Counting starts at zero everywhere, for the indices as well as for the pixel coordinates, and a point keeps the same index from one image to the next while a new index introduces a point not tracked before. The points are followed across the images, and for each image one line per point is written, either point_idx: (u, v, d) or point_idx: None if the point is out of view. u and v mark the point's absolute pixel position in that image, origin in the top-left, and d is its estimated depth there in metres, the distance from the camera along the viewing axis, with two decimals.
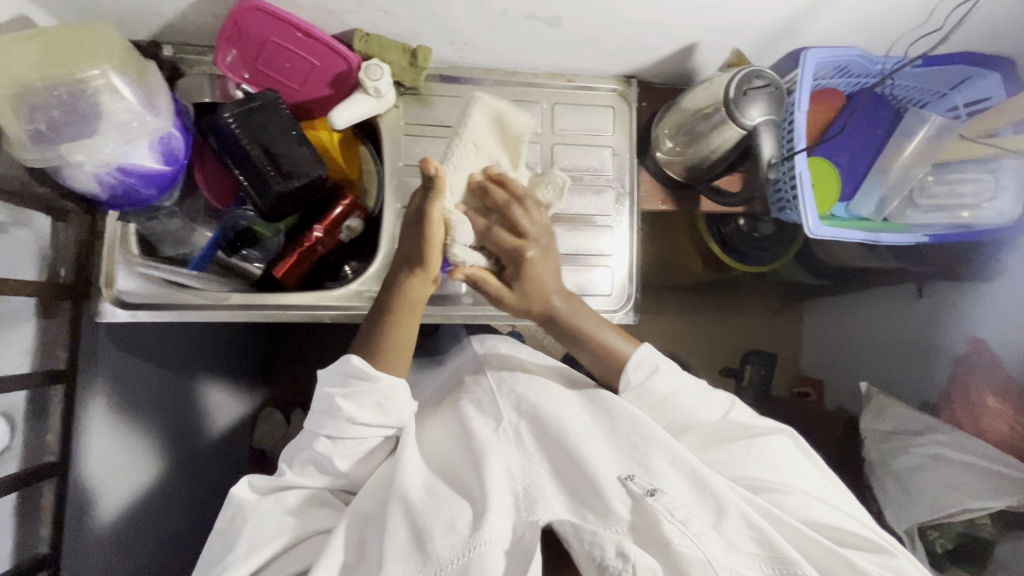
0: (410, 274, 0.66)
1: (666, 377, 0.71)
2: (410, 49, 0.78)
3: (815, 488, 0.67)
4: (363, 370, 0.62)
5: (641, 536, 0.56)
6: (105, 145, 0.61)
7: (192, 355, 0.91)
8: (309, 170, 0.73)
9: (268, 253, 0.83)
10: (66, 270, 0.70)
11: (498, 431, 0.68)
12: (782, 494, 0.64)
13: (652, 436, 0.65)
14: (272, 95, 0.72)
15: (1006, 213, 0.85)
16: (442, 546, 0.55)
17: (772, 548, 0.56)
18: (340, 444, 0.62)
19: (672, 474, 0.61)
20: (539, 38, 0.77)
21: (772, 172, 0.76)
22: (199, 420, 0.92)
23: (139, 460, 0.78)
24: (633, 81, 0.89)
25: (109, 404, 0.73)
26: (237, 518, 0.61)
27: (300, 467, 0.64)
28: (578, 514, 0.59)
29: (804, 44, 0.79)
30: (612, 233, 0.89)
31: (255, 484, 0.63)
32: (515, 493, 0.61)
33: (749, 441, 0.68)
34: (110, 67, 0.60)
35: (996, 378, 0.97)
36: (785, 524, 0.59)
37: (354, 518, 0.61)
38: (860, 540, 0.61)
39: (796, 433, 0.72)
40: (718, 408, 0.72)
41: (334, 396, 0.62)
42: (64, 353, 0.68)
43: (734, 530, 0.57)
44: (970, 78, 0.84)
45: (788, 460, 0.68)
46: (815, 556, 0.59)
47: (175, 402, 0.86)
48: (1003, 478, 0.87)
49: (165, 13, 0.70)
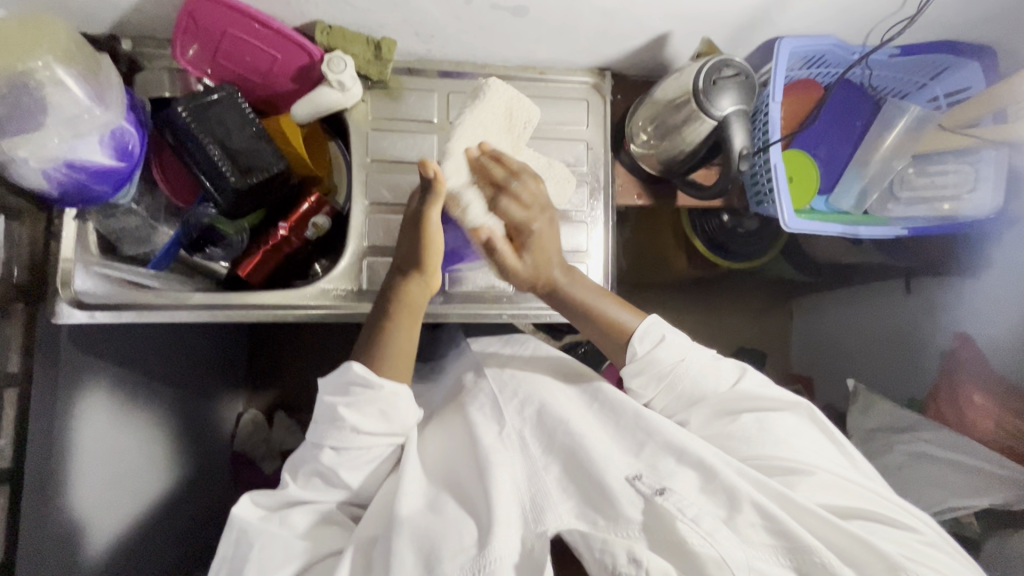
0: (408, 279, 0.69)
1: (673, 347, 0.69)
2: (375, 40, 0.76)
3: (827, 460, 0.64)
4: (366, 378, 0.61)
5: (656, 539, 0.54)
6: (50, 140, 0.59)
7: (175, 360, 0.89)
8: (270, 166, 0.72)
9: (231, 252, 0.79)
10: (20, 271, 0.68)
11: (503, 438, 0.65)
12: (799, 474, 0.61)
13: (658, 425, 0.64)
14: (231, 89, 0.71)
15: (987, 204, 0.83)
16: (451, 568, 0.54)
17: (787, 536, 0.54)
18: (343, 455, 0.62)
19: (680, 470, 0.59)
20: (507, 29, 0.75)
21: (744, 165, 0.74)
22: (179, 430, 0.89)
23: (120, 483, 0.75)
24: (608, 73, 0.87)
25: (77, 408, 0.70)
26: (241, 544, 0.58)
27: (306, 479, 0.63)
28: (588, 521, 0.56)
29: (778, 33, 0.77)
30: (587, 229, 0.87)
31: (257, 502, 0.62)
32: (522, 505, 0.58)
33: (761, 415, 0.66)
34: (54, 59, 0.58)
35: (983, 375, 0.95)
36: (804, 509, 0.56)
37: (361, 543, 0.59)
38: (876, 513, 0.59)
39: (815, 407, 0.68)
40: (729, 375, 0.70)
41: (337, 406, 0.61)
42: (16, 353, 0.64)
43: (746, 522, 0.55)
44: (949, 67, 0.82)
45: (801, 435, 0.65)
46: (835, 541, 0.55)
47: (154, 414, 0.83)
48: (992, 477, 0.85)
49: (120, 5, 0.68)
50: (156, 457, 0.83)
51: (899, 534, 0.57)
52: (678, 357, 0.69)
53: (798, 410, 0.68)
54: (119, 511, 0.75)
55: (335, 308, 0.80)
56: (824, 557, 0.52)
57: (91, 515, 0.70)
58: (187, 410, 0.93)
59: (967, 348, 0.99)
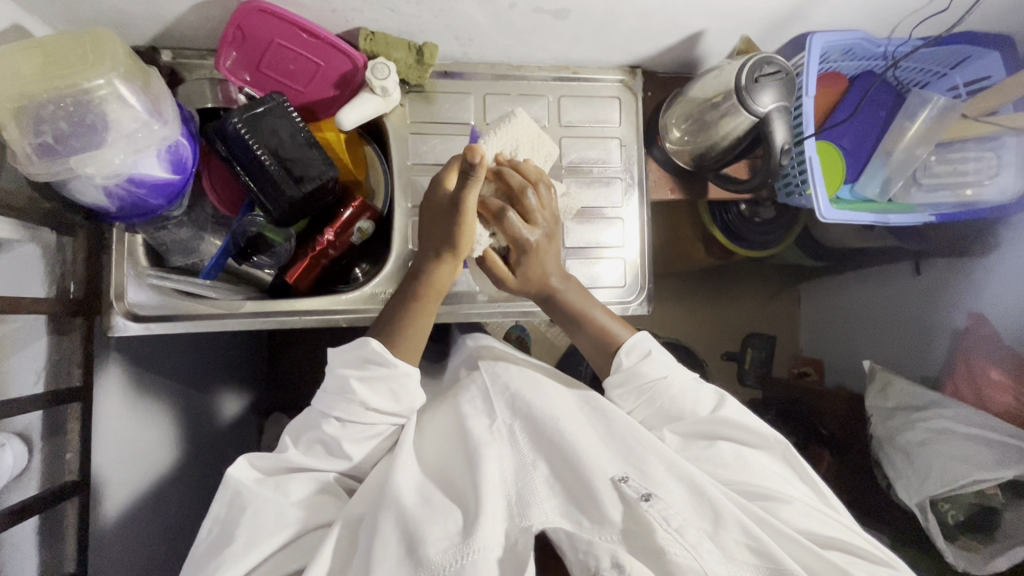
0: (439, 261, 0.69)
1: (657, 364, 0.71)
2: (416, 45, 0.77)
3: (798, 491, 0.66)
4: (384, 356, 0.63)
5: (634, 544, 0.55)
6: (114, 156, 0.60)
7: (185, 360, 0.88)
8: (320, 173, 0.73)
9: (278, 259, 0.79)
10: (76, 285, 0.68)
11: (492, 431, 0.67)
12: (776, 501, 0.63)
13: (647, 439, 0.65)
14: (278, 98, 0.72)
15: (1009, 189, 0.88)
16: (434, 551, 0.55)
17: (768, 557, 0.55)
18: (348, 428, 0.63)
19: (668, 480, 0.61)
20: (546, 31, 0.77)
21: (785, 159, 0.77)
22: (210, 420, 0.92)
23: (140, 474, 0.75)
24: (638, 70, 0.89)
25: (114, 412, 0.71)
26: (234, 505, 0.60)
27: (306, 445, 0.64)
28: (572, 521, 0.57)
29: (809, 28, 0.79)
30: (621, 224, 0.89)
31: (255, 466, 0.63)
32: (507, 496, 0.60)
33: (740, 447, 0.68)
34: (116, 75, 0.58)
35: (996, 352, 0.97)
36: (777, 531, 0.59)
37: (349, 520, 0.61)
38: (849, 545, 0.61)
39: (791, 445, 0.70)
40: (708, 401, 0.71)
41: (351, 378, 0.63)
42: (78, 369, 0.66)
43: (731, 539, 0.56)
44: (969, 56, 0.85)
45: (777, 471, 0.67)
46: (807, 565, 0.58)
47: (187, 412, 0.87)
48: (1008, 448, 0.88)
49: (164, 17, 0.68)
50: (172, 445, 0.82)
51: (868, 565, 0.60)
52: (659, 374, 0.71)
53: (775, 449, 0.69)
54: (123, 489, 0.72)
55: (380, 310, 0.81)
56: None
57: (112, 498, 0.70)
58: (209, 412, 0.92)
59: (980, 328, 1.00)
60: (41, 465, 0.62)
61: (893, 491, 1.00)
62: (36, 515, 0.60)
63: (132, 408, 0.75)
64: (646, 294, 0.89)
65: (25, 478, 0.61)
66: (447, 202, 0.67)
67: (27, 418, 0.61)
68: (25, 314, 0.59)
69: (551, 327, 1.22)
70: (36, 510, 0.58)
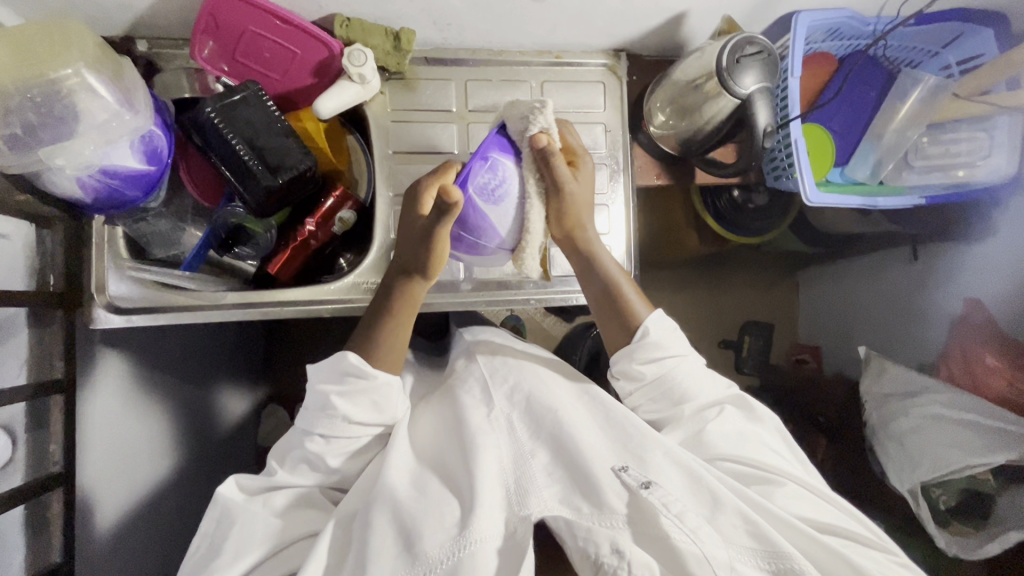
0: (411, 281, 0.68)
1: (677, 340, 0.71)
2: (393, 31, 0.76)
3: (797, 473, 0.66)
4: (361, 368, 0.64)
5: (638, 532, 0.55)
6: (85, 147, 0.60)
7: (189, 356, 0.89)
8: (296, 163, 0.73)
9: (260, 250, 0.80)
10: (56, 277, 0.67)
11: (490, 420, 0.66)
12: (773, 485, 0.63)
13: (647, 431, 0.64)
14: (253, 87, 0.72)
15: (1002, 169, 0.86)
16: (431, 547, 0.55)
17: (766, 542, 0.55)
18: (332, 443, 0.64)
19: (667, 466, 0.61)
20: (525, 14, 0.75)
21: (767, 142, 0.75)
22: (204, 418, 0.91)
23: (135, 469, 0.74)
24: (622, 54, 0.87)
25: (109, 406, 0.71)
26: (228, 515, 0.61)
27: (293, 464, 0.65)
28: (572, 508, 0.56)
29: (796, 7, 0.78)
30: (608, 211, 0.87)
31: (244, 487, 0.64)
32: (506, 487, 0.60)
33: (743, 428, 0.68)
34: (83, 65, 0.58)
35: (995, 338, 0.95)
36: (776, 518, 0.59)
37: (343, 517, 0.61)
38: (846, 531, 0.61)
39: (788, 430, 0.71)
40: (721, 385, 0.72)
41: (331, 394, 0.63)
42: (60, 362, 0.65)
43: (729, 524, 0.57)
44: (962, 35, 0.84)
45: (777, 456, 0.67)
46: (810, 551, 0.58)
47: (186, 406, 0.87)
48: (1003, 435, 0.87)
49: (135, 6, 0.67)
50: (169, 439, 0.82)
51: (867, 551, 0.60)
52: (678, 352, 0.70)
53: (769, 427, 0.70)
54: (135, 485, 0.74)
55: (365, 300, 0.81)
56: (799, 564, 0.53)
57: (100, 488, 0.68)
58: (199, 405, 0.90)
59: (977, 313, 0.98)
60: (25, 457, 0.61)
61: (887, 478, 0.99)
62: (21, 506, 0.60)
63: (127, 398, 0.75)
64: (633, 283, 0.88)
65: (10, 469, 0.61)
66: (422, 225, 0.65)
67: (11, 411, 0.61)
68: (6, 306, 0.59)
69: (546, 318, 1.21)
70: (20, 501, 0.58)
